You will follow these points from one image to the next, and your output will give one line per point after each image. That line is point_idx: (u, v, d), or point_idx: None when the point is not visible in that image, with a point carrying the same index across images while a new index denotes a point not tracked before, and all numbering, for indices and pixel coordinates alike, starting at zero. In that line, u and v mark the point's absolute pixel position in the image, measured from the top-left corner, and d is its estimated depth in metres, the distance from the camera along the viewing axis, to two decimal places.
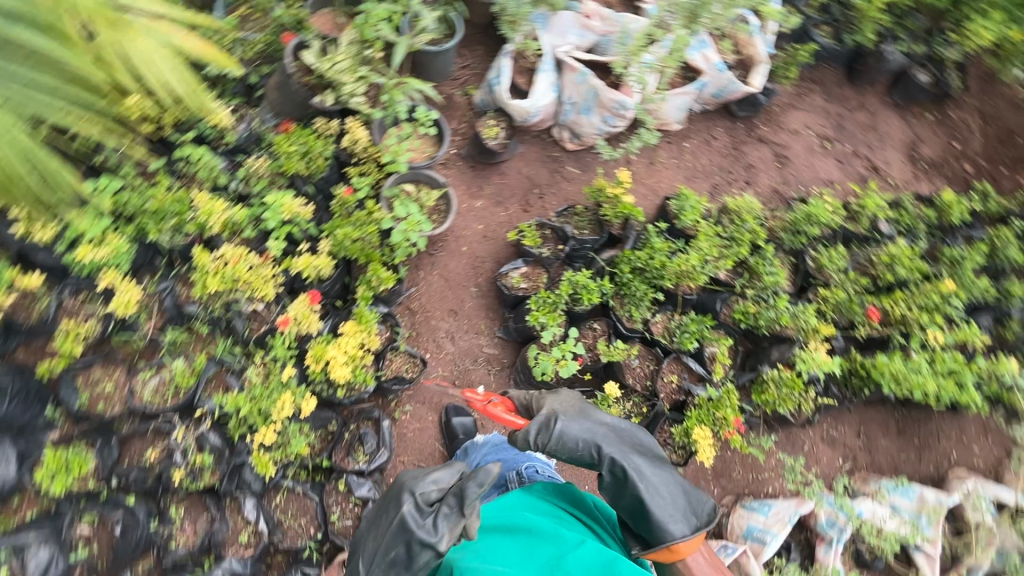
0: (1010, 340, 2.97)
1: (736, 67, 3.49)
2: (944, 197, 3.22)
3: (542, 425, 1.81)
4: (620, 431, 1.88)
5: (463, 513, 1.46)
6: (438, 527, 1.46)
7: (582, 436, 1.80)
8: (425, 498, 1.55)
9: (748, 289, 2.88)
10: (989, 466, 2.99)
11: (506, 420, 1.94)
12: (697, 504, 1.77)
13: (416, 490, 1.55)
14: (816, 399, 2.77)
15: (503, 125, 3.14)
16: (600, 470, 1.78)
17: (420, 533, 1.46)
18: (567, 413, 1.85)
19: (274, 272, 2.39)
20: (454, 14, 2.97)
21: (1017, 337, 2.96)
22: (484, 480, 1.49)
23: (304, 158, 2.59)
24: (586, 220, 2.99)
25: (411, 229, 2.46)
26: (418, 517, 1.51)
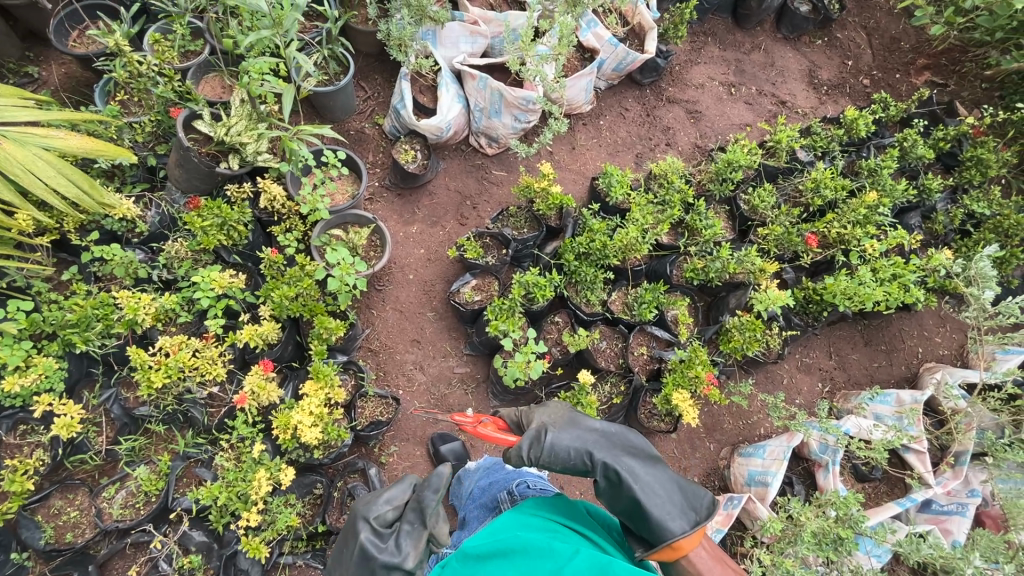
0: (939, 232, 3.15)
1: (629, 37, 3.55)
2: (847, 115, 3.27)
3: (533, 439, 1.82)
4: (612, 435, 1.88)
5: (425, 524, 1.59)
6: (403, 545, 1.57)
7: (573, 445, 1.80)
8: (381, 520, 1.64)
9: (692, 246, 2.94)
10: (947, 353, 3.18)
11: (497, 439, 2.02)
12: (696, 499, 1.76)
13: (370, 517, 1.62)
14: (781, 333, 2.85)
15: (418, 146, 3.09)
16: (595, 476, 1.79)
17: (384, 555, 1.55)
18: (555, 424, 1.85)
19: (220, 350, 2.30)
20: (341, 50, 2.93)
21: (945, 228, 3.13)
22: (437, 487, 1.61)
23: (223, 228, 2.43)
24: (521, 218, 2.98)
25: (345, 273, 2.34)
26: (377, 542, 1.59)
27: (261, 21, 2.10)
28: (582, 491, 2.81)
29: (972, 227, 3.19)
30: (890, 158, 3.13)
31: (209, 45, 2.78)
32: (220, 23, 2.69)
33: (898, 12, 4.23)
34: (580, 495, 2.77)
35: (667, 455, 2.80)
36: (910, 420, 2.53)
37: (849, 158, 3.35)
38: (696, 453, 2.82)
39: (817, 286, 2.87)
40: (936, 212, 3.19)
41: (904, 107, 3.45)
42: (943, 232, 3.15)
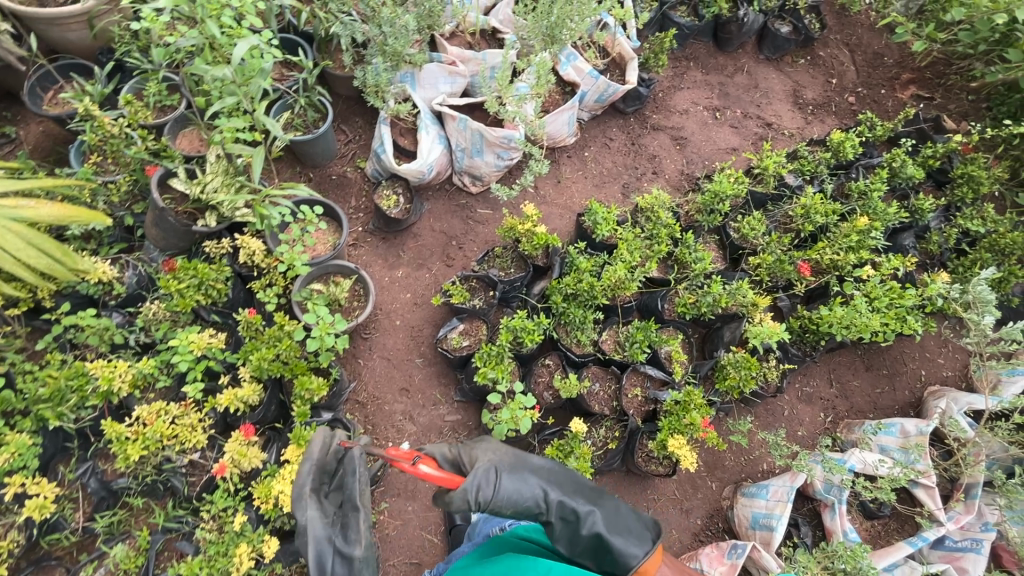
0: (934, 253, 3.08)
1: (610, 68, 3.53)
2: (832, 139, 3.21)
3: (483, 485, 1.70)
4: (557, 471, 1.84)
5: (359, 505, 1.56)
6: (349, 536, 1.54)
7: (524, 487, 1.72)
8: (316, 531, 1.52)
9: (683, 280, 2.88)
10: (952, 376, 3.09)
11: (437, 478, 1.69)
12: (649, 519, 1.79)
13: (305, 533, 1.54)
14: (778, 366, 2.77)
15: (400, 191, 3.06)
16: (548, 517, 1.73)
17: (336, 554, 1.51)
18: (502, 464, 1.76)
19: (200, 416, 2.24)
20: (319, 98, 2.90)
21: (940, 249, 3.06)
22: (354, 469, 1.59)
23: (201, 288, 2.38)
24: (508, 259, 2.92)
25: (325, 333, 2.27)
26: (322, 549, 1.53)
27: (228, 83, 2.06)
28: None
29: (967, 246, 3.13)
30: (879, 179, 3.08)
31: (185, 100, 2.75)
32: (194, 78, 2.67)
33: (879, 27, 4.21)
34: None
35: (667, 498, 2.71)
36: (916, 455, 2.46)
37: (838, 179, 3.31)
38: (698, 494, 2.73)
39: (813, 316, 2.79)
40: (931, 232, 3.12)
41: (892, 125, 3.41)
42: (939, 252, 3.08)
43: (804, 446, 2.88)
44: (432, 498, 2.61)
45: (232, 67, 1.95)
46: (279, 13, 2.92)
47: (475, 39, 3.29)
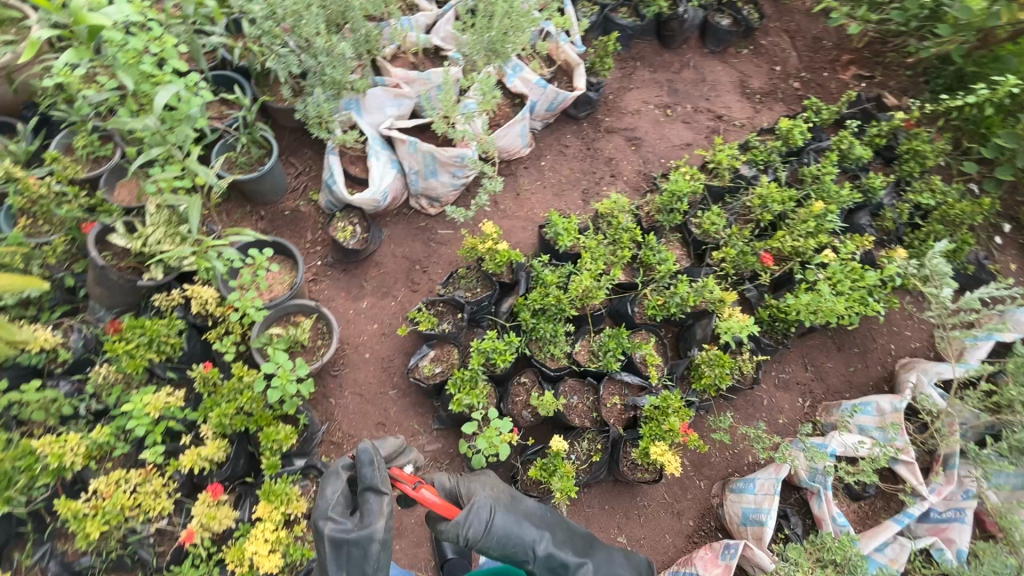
0: (890, 229, 3.14)
1: (557, 75, 3.52)
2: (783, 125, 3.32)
3: (480, 523, 1.72)
4: (549, 518, 1.89)
5: (381, 490, 1.66)
6: (369, 517, 1.64)
7: (519, 531, 1.77)
8: (337, 512, 1.66)
9: (650, 282, 2.87)
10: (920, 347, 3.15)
11: (437, 507, 1.67)
12: (637, 568, 1.88)
13: (328, 512, 1.63)
14: (752, 358, 2.77)
15: (357, 220, 2.98)
16: (536, 565, 1.77)
17: (356, 532, 1.60)
18: (500, 503, 1.80)
19: (163, 481, 2.12)
20: (262, 133, 2.80)
21: (895, 224, 3.12)
22: (371, 459, 1.67)
23: (152, 346, 2.27)
24: (472, 279, 2.87)
25: (286, 381, 2.15)
26: (342, 527, 1.62)
27: (154, 132, 1.97)
28: None
29: (921, 219, 3.19)
30: (830, 162, 3.12)
31: (119, 149, 2.63)
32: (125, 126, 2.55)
33: (815, 12, 4.31)
34: None
35: (658, 502, 2.69)
36: (893, 432, 2.49)
37: (791, 165, 3.35)
38: (687, 495, 2.72)
39: (781, 304, 2.81)
40: (884, 209, 3.18)
41: (837, 108, 3.47)
42: (894, 228, 3.14)
43: (786, 433, 2.89)
44: (419, 533, 2.53)
45: (154, 117, 1.86)
46: (211, 51, 2.82)
47: (418, 59, 3.24)
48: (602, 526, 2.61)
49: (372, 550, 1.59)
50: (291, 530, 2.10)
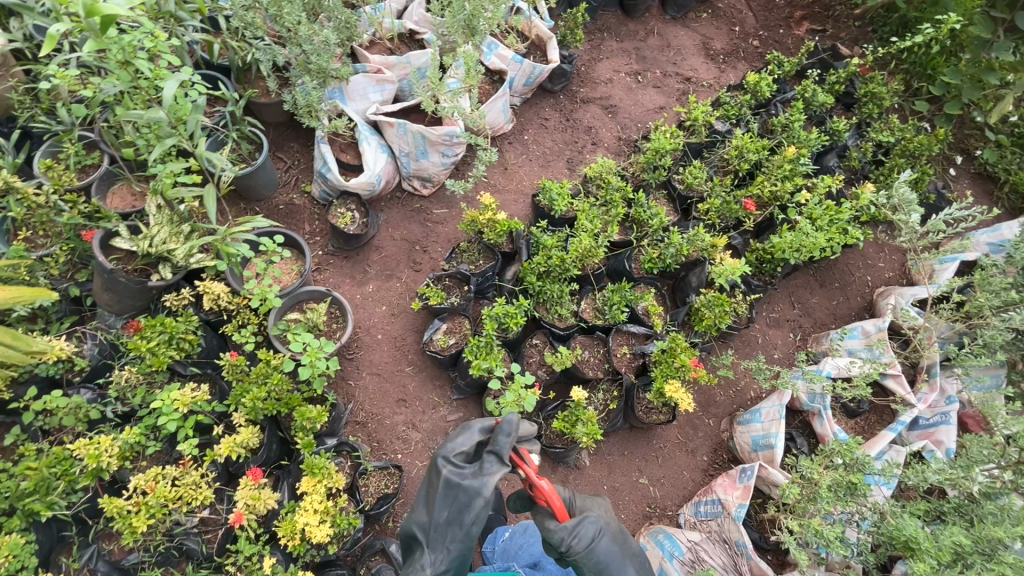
0: (857, 168, 3.36)
1: (531, 50, 3.61)
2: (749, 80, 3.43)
3: (586, 538, 1.77)
4: (643, 565, 1.91)
5: (503, 460, 1.77)
6: (483, 477, 1.77)
7: (613, 563, 1.80)
8: (459, 460, 1.84)
9: (644, 237, 3.00)
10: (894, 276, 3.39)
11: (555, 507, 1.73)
12: None
13: (451, 456, 1.82)
14: (746, 298, 2.95)
15: (354, 206, 3.02)
16: None
17: (468, 483, 1.77)
18: (607, 531, 1.83)
19: (202, 471, 2.16)
20: (251, 128, 2.82)
21: (861, 163, 3.34)
22: (511, 431, 1.79)
23: (172, 343, 2.29)
24: (474, 252, 2.96)
25: (315, 357, 2.22)
26: (459, 473, 1.81)
27: (162, 126, 2.00)
28: (603, 503, 2.69)
29: (883, 156, 3.43)
30: (797, 110, 3.31)
31: (107, 155, 2.63)
32: (113, 130, 2.53)
33: None
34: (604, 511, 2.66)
35: (672, 442, 2.85)
36: (879, 348, 2.70)
37: (761, 117, 3.54)
38: (699, 432, 2.89)
39: (766, 246, 2.99)
40: (849, 150, 3.40)
41: (797, 60, 3.67)
42: (861, 166, 3.36)
43: (782, 366, 3.09)
44: None
45: (162, 109, 1.89)
46: (189, 49, 2.81)
47: (394, 44, 3.29)
48: (624, 469, 2.75)
49: (475, 504, 1.74)
50: (334, 502, 2.18)
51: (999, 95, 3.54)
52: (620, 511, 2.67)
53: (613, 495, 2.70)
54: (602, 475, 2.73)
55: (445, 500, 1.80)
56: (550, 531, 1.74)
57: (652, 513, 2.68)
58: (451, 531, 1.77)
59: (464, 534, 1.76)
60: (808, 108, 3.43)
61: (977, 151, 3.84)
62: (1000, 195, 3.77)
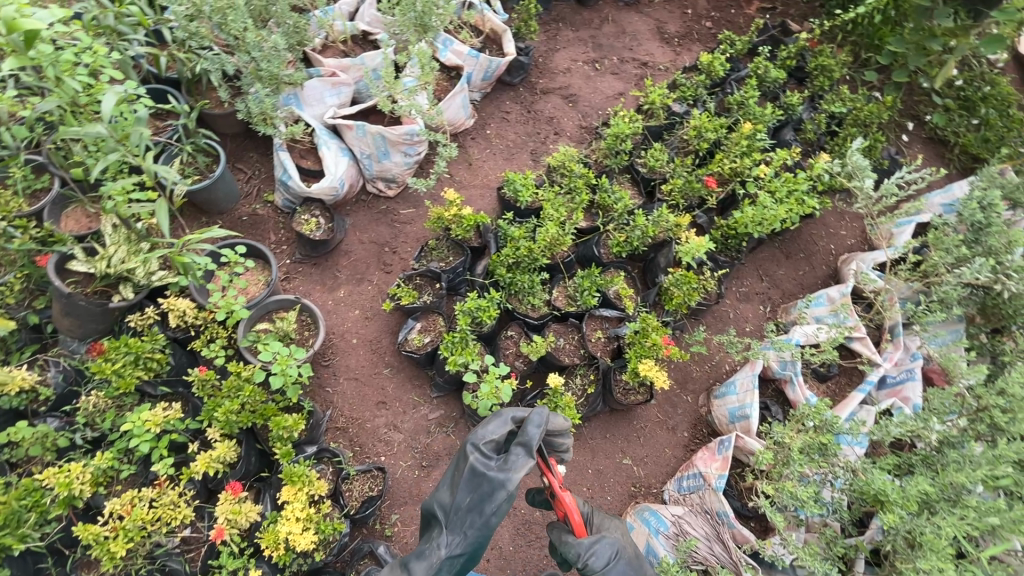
0: (812, 140, 3.44)
1: (487, 44, 3.61)
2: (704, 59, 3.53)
3: (604, 555, 1.84)
4: None
5: (530, 454, 1.85)
6: (509, 468, 1.85)
7: None
8: (487, 447, 1.94)
9: (610, 222, 3.04)
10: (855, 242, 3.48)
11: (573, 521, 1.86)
12: None
13: (480, 443, 1.91)
14: (714, 274, 3.01)
15: (318, 212, 3.00)
16: None
17: (494, 473, 1.84)
18: (625, 555, 1.89)
19: (179, 490, 2.13)
20: (206, 139, 2.78)
21: (816, 135, 3.42)
22: (541, 427, 1.90)
23: (139, 363, 2.25)
24: (443, 249, 2.97)
25: (286, 365, 2.21)
26: (486, 462, 1.90)
27: (106, 142, 1.96)
28: (589, 486, 2.72)
29: (837, 127, 3.51)
30: (750, 86, 3.38)
31: (57, 178, 2.56)
32: (60, 151, 2.47)
33: None
34: (590, 494, 2.69)
35: (653, 421, 2.89)
36: (844, 312, 2.78)
37: (717, 97, 3.60)
38: (678, 409, 2.93)
39: (729, 222, 3.05)
40: (804, 123, 3.47)
41: (748, 38, 3.74)
42: (817, 137, 3.44)
43: (754, 339, 3.16)
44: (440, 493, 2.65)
45: (104, 123, 1.85)
46: (134, 64, 2.75)
47: (348, 47, 3.26)
48: (607, 452, 2.79)
49: (498, 494, 1.80)
50: (317, 509, 2.17)
51: (942, 60, 3.66)
52: (606, 493, 2.70)
53: (598, 478, 2.73)
54: (586, 459, 2.76)
55: (469, 486, 1.88)
56: (565, 545, 1.86)
57: (637, 492, 2.72)
58: (470, 517, 1.83)
59: (480, 525, 1.82)
60: (761, 85, 3.50)
61: (926, 116, 3.97)
62: (950, 157, 3.90)
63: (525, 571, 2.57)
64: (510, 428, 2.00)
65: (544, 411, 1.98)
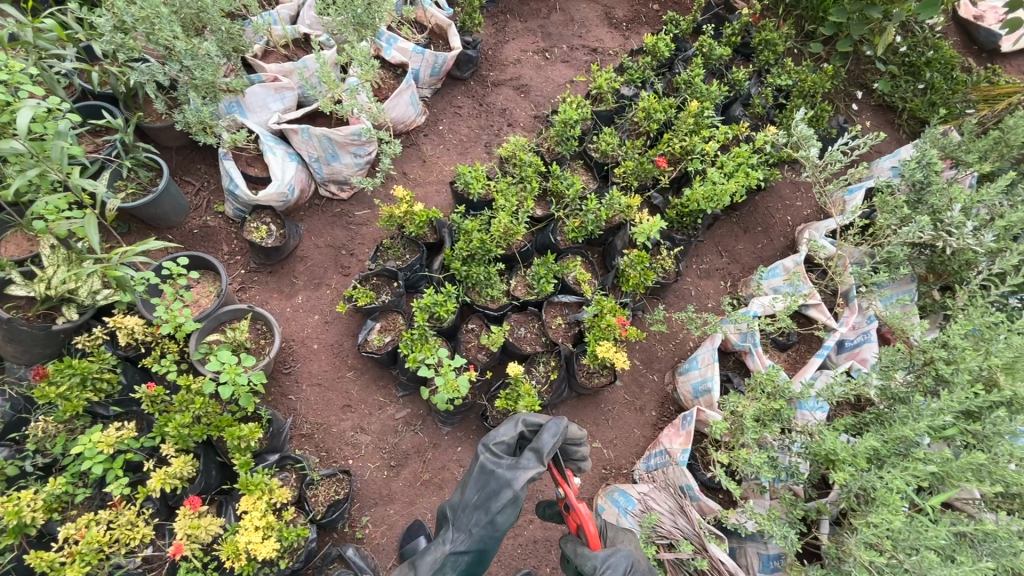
0: (761, 114, 3.47)
1: (433, 40, 3.60)
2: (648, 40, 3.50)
3: (615, 564, 1.80)
4: None
5: (541, 458, 1.87)
6: (517, 469, 1.87)
7: None
8: (498, 448, 1.98)
9: (564, 208, 3.04)
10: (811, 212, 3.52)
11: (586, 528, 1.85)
12: None
13: (493, 444, 1.96)
14: (670, 253, 3.03)
15: (269, 219, 2.96)
16: None
17: (502, 472, 1.87)
18: (638, 568, 1.83)
19: (137, 509, 2.10)
20: (146, 153, 2.72)
21: (764, 109, 3.45)
22: (555, 434, 1.91)
23: (86, 384, 2.20)
24: (399, 247, 2.95)
25: (236, 374, 2.19)
26: (495, 461, 1.93)
27: (24, 158, 1.91)
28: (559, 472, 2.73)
29: (784, 100, 3.55)
30: (696, 65, 3.41)
31: None
32: None
33: None
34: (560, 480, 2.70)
35: (620, 403, 2.91)
36: (798, 280, 2.81)
37: (665, 78, 3.63)
38: (645, 389, 2.95)
39: (682, 200, 3.07)
40: (752, 98, 3.51)
41: (692, 18, 3.78)
42: (766, 110, 3.48)
43: (716, 314, 3.19)
44: (411, 492, 2.64)
45: (19, 138, 1.81)
46: (65, 80, 2.70)
47: (290, 51, 3.23)
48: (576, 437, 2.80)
49: (505, 493, 1.82)
50: (279, 516, 2.15)
51: (882, 27, 3.72)
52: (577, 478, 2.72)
53: None
54: None
55: (478, 484, 1.92)
56: (576, 557, 1.83)
57: (608, 474, 2.74)
58: (476, 513, 1.84)
59: (487, 525, 1.82)
60: (707, 63, 3.54)
61: (874, 84, 4.02)
62: (899, 123, 3.97)
63: (500, 561, 2.57)
64: (525, 433, 2.04)
65: (559, 420, 2.00)
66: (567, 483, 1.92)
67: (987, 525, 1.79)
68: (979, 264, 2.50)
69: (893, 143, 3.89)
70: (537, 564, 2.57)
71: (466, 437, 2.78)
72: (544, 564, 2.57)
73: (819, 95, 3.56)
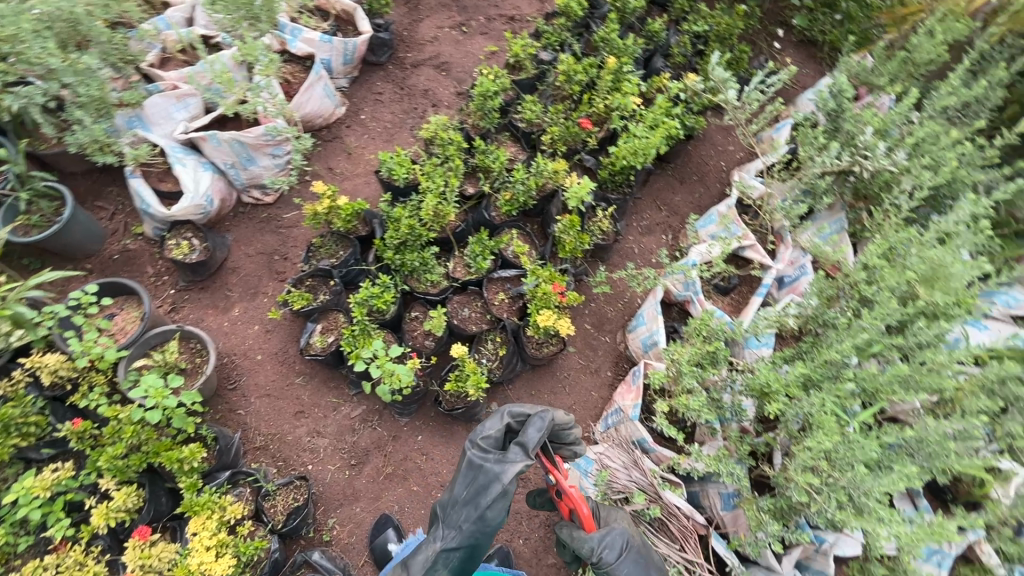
0: (682, 62, 3.45)
1: (341, 27, 3.47)
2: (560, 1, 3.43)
3: (610, 545, 1.79)
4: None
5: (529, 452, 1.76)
6: (505, 464, 1.77)
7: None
8: (485, 441, 1.86)
9: (495, 182, 2.99)
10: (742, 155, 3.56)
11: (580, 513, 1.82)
12: None
13: (479, 438, 1.84)
14: (604, 214, 3.04)
15: (191, 234, 2.85)
16: None
17: (489, 466, 1.77)
18: (634, 546, 1.83)
19: (83, 548, 2.03)
20: (45, 183, 2.58)
21: (684, 57, 3.44)
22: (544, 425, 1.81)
23: (10, 430, 2.10)
24: (331, 245, 2.89)
25: (162, 397, 2.09)
26: (483, 455, 1.82)
27: None
28: None
29: (703, 46, 3.54)
30: (611, 21, 3.37)
31: None
32: None
33: None
34: None
35: (575, 368, 2.92)
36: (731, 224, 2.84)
37: (583, 38, 3.58)
38: (598, 352, 2.97)
39: (611, 159, 3.05)
40: (671, 48, 3.48)
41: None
42: (685, 59, 3.48)
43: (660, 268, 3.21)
44: (376, 487, 2.62)
45: None
46: None
47: (189, 55, 3.07)
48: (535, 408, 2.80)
49: (493, 489, 1.72)
50: (234, 532, 2.12)
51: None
52: None
53: None
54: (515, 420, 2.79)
55: (467, 480, 1.82)
56: (570, 541, 1.81)
57: (570, 440, 2.76)
58: (466, 510, 1.75)
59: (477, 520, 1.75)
60: (623, 18, 3.50)
61: (792, 20, 4.04)
62: (819, 56, 4.02)
63: None
64: (513, 420, 1.93)
65: (546, 409, 1.89)
66: (556, 470, 1.87)
67: (912, 432, 1.88)
68: (893, 184, 2.57)
69: (816, 77, 3.93)
70: (510, 538, 2.59)
71: (425, 425, 2.76)
72: (516, 536, 2.59)
73: (736, 37, 3.57)
